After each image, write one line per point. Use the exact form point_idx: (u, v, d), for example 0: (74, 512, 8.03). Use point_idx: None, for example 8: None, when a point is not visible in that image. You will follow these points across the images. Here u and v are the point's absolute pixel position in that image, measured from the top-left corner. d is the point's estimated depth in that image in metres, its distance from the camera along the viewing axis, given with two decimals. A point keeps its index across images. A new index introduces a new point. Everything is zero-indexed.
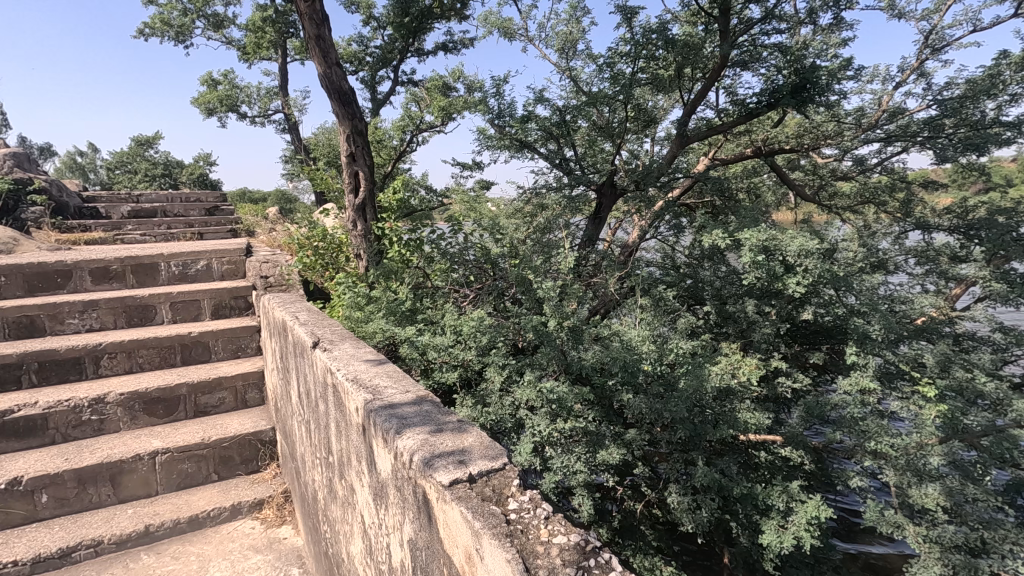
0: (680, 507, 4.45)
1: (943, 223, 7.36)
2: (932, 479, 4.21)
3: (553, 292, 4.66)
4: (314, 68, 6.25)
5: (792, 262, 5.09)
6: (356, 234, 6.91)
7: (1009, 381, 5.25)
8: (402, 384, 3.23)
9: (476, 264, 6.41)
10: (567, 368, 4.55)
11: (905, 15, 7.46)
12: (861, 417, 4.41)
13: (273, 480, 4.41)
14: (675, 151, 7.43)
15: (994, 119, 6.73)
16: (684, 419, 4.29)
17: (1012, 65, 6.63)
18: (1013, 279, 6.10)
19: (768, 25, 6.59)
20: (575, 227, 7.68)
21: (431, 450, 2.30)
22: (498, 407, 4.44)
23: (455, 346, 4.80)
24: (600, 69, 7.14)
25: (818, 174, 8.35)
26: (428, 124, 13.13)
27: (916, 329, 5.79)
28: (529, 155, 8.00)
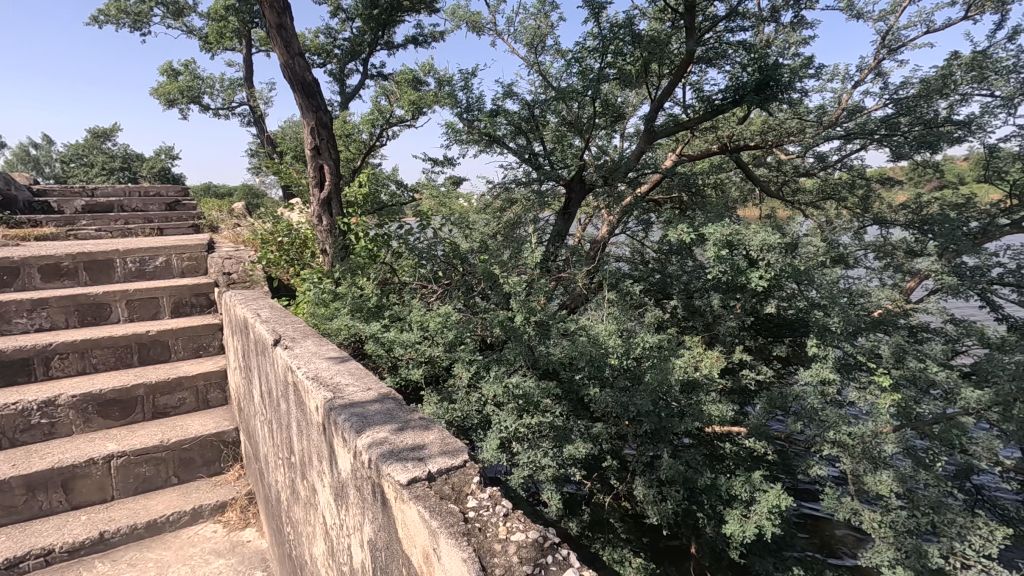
0: (646, 500, 4.50)
1: (899, 218, 7.59)
2: (887, 466, 4.35)
3: (520, 287, 4.64)
4: (276, 58, 6.08)
5: (755, 256, 5.19)
6: (321, 229, 6.75)
7: (960, 371, 5.45)
8: (365, 382, 3.16)
9: (445, 259, 6.35)
10: (535, 364, 4.55)
11: (863, 15, 7.66)
12: (820, 407, 4.52)
13: (236, 482, 4.29)
14: (642, 147, 7.48)
15: (946, 118, 6.97)
16: (650, 412, 4.33)
17: (962, 66, 6.88)
18: (964, 272, 6.33)
19: (732, 23, 6.68)
20: (545, 223, 7.68)
21: (390, 448, 2.25)
22: (464, 403, 4.42)
23: (422, 343, 4.73)
24: (569, 64, 7.14)
25: (782, 171, 8.53)
26: (398, 119, 12.96)
27: (874, 322, 5.96)
28: (498, 150, 7.95)
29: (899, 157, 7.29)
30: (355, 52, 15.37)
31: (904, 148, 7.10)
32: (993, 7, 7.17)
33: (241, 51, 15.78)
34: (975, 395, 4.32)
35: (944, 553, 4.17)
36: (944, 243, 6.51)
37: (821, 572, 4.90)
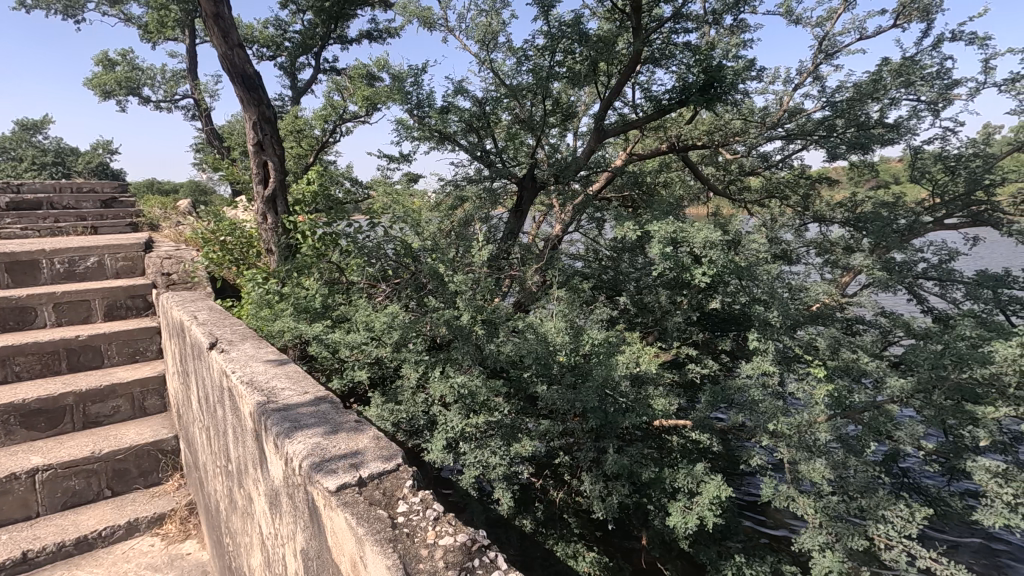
0: (592, 494, 4.55)
1: (837, 216, 7.93)
2: (820, 454, 4.52)
3: (466, 286, 4.59)
4: (214, 49, 5.83)
5: (698, 253, 5.28)
6: (266, 228, 6.52)
7: (890, 361, 5.74)
8: (302, 385, 3.06)
9: (395, 257, 6.25)
10: (483, 363, 4.53)
11: (802, 21, 7.96)
12: (760, 399, 4.68)
13: (176, 492, 4.10)
14: (593, 146, 7.52)
15: (878, 121, 7.30)
16: (596, 408, 4.37)
17: (891, 72, 7.22)
18: (894, 268, 6.67)
19: (678, 24, 6.80)
20: (498, 220, 7.65)
21: (322, 454, 2.17)
22: (410, 404, 4.37)
23: (369, 343, 4.64)
24: (520, 62, 7.13)
25: (729, 170, 8.77)
26: (352, 115, 12.64)
27: (812, 315, 6.21)
28: (451, 147, 7.86)
29: (835, 157, 7.62)
30: (307, 46, 14.90)
31: (840, 148, 7.42)
32: (920, 17, 7.58)
33: (183, 42, 15.06)
34: (900, 383, 4.55)
35: (870, 535, 4.37)
36: (876, 239, 6.84)
37: (762, 558, 5.07)
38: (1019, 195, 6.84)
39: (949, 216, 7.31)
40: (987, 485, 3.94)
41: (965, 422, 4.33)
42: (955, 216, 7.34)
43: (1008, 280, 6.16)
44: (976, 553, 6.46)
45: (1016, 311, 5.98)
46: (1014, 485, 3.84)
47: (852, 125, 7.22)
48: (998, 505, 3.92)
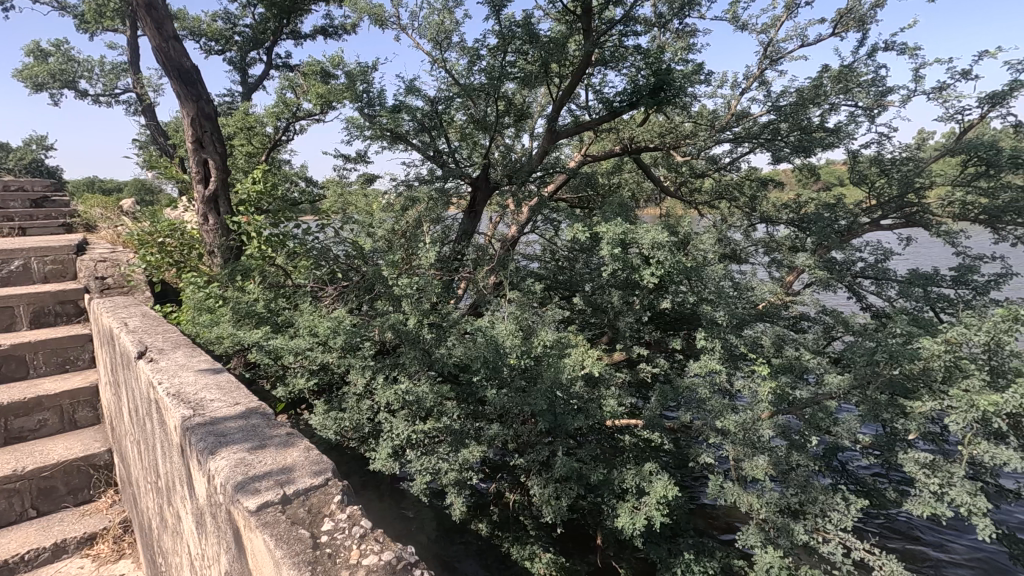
0: (542, 498, 4.53)
1: (783, 217, 8.18)
2: (764, 450, 4.62)
3: (412, 290, 4.47)
4: (146, 41, 5.56)
5: (647, 254, 5.33)
6: (208, 229, 6.23)
7: (831, 357, 5.93)
8: (234, 396, 2.92)
9: (346, 259, 6.08)
10: (432, 367, 4.44)
11: (747, 27, 8.18)
12: (706, 397, 4.75)
13: (109, 510, 3.84)
14: (546, 147, 7.50)
15: (819, 125, 7.55)
16: (545, 411, 4.35)
17: (831, 79, 7.49)
18: (833, 267, 6.93)
19: (628, 27, 6.87)
20: (452, 220, 7.54)
21: (246, 471, 2.05)
22: (355, 412, 4.25)
23: (313, 349, 4.48)
24: (473, 61, 7.05)
25: (681, 172, 8.94)
26: (306, 113, 12.26)
27: (759, 313, 6.36)
28: (403, 147, 7.71)
29: (779, 159, 7.85)
30: (258, 41, 14.37)
31: (784, 151, 7.64)
32: (856, 27, 7.90)
33: (124, 33, 14.28)
34: (837, 379, 4.69)
35: (808, 528, 4.50)
36: (817, 240, 7.04)
37: (711, 554, 5.16)
38: (946, 197, 7.18)
39: (884, 217, 7.62)
40: (916, 476, 4.09)
41: (896, 415, 4.50)
42: (889, 217, 7.66)
43: (936, 278, 6.46)
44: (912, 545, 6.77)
45: (944, 308, 6.28)
46: (939, 476, 4.00)
47: (795, 129, 7.44)
48: (924, 494, 4.08)
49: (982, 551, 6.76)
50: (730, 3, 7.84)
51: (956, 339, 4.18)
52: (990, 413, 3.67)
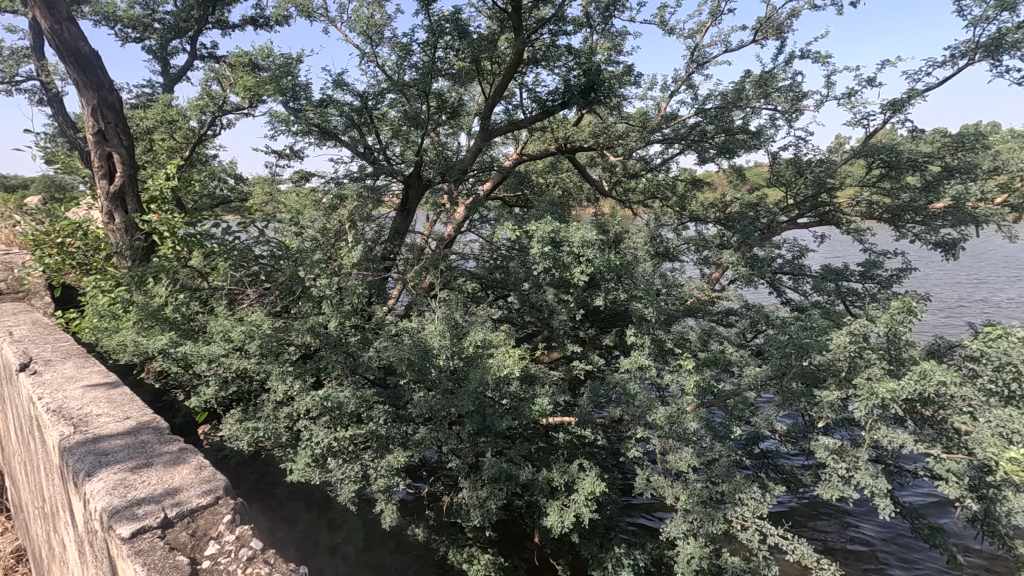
0: (471, 501, 4.47)
1: (711, 215, 8.46)
2: (689, 442, 4.72)
3: (331, 291, 4.28)
4: (34, 21, 5.04)
5: (577, 252, 5.34)
6: (113, 228, 5.75)
7: (753, 350, 6.18)
8: (125, 410, 2.71)
9: (269, 260, 5.79)
10: (355, 372, 4.29)
11: (675, 32, 8.41)
12: (635, 393, 4.83)
13: (3, 538, 3.62)
14: (480, 145, 7.41)
15: (742, 128, 7.83)
16: (472, 413, 4.28)
17: (752, 84, 7.80)
18: (755, 262, 7.22)
19: (559, 27, 6.88)
20: (385, 219, 7.32)
21: (125, 494, 1.98)
22: (272, 420, 4.05)
23: (228, 355, 4.22)
24: (403, 56, 6.85)
25: (616, 172, 9.10)
26: (234, 106, 11.59)
27: (687, 309, 6.55)
28: (332, 143, 7.40)
29: (706, 160, 8.11)
30: (179, 30, 13.45)
31: (710, 152, 7.87)
32: (775, 35, 8.28)
33: (25, 15, 13.01)
34: (756, 371, 4.87)
35: (729, 516, 4.63)
36: (742, 238, 7.23)
37: (641, 546, 5.25)
38: (855, 197, 7.64)
39: (801, 215, 8.01)
40: (826, 462, 4.30)
41: (810, 405, 4.71)
42: (805, 216, 8.08)
43: (846, 273, 6.84)
44: (817, 525, 7.21)
45: (853, 301, 6.69)
46: (847, 460, 4.23)
47: (720, 132, 7.66)
48: (833, 479, 4.30)
49: (890, 528, 7.24)
50: (659, 7, 8.02)
51: (860, 331, 4.39)
52: (888, 399, 3.91)
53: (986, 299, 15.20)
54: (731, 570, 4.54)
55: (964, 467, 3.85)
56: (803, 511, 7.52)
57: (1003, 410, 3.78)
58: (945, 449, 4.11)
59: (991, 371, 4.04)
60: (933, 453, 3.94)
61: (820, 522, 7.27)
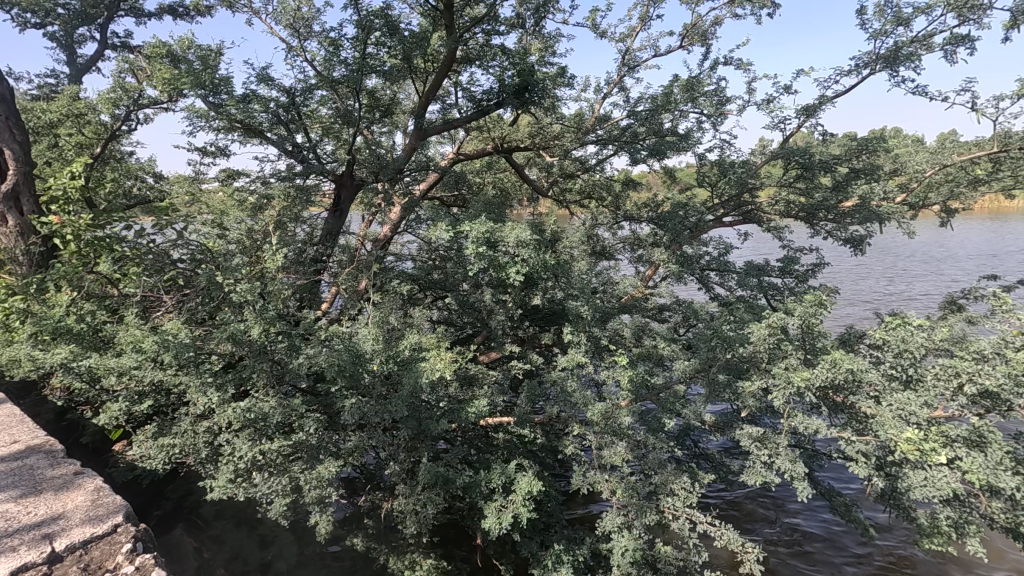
0: (407, 509, 4.39)
1: (643, 214, 8.72)
2: (624, 437, 4.83)
3: (254, 296, 4.06)
4: None
5: (513, 252, 5.34)
6: (5, 230, 5.19)
7: (684, 344, 6.41)
8: (14, 435, 3.43)
9: (188, 265, 5.44)
10: (281, 380, 4.11)
11: (606, 35, 8.59)
12: (571, 390, 4.89)
13: None
14: (414, 145, 7.26)
15: (672, 130, 8.09)
16: (407, 418, 4.19)
17: (680, 87, 8.06)
18: (685, 260, 7.48)
19: (492, 27, 6.86)
20: (316, 219, 7.05)
21: (12, 527, 2.57)
22: (190, 435, 3.82)
23: (140, 367, 3.94)
24: (332, 51, 6.62)
25: (552, 172, 9.21)
26: (150, 101, 10.83)
27: (623, 306, 6.72)
28: (257, 140, 7.03)
29: (637, 161, 8.33)
30: (87, 16, 12.45)
31: (641, 153, 8.08)
32: (700, 41, 8.62)
33: None
34: (685, 365, 5.04)
35: (662, 507, 4.77)
36: (672, 236, 7.48)
37: (581, 541, 5.32)
38: (774, 197, 8.08)
39: (726, 215, 8.39)
40: (749, 449, 4.52)
41: (735, 395, 4.92)
42: (730, 215, 8.46)
43: (767, 268, 7.23)
44: (740, 509, 7.58)
45: (774, 295, 7.08)
46: (768, 447, 4.46)
47: (651, 133, 7.89)
48: (757, 465, 4.52)
49: (811, 508, 7.71)
50: (590, 11, 8.16)
51: (777, 324, 4.64)
52: (804, 387, 4.18)
53: (893, 291, 16.51)
54: (665, 559, 4.68)
55: (872, 447, 4.14)
56: (727, 496, 7.90)
57: (902, 394, 4.07)
58: (855, 432, 4.41)
59: (892, 357, 4.32)
60: (845, 436, 4.21)
61: (742, 505, 7.65)
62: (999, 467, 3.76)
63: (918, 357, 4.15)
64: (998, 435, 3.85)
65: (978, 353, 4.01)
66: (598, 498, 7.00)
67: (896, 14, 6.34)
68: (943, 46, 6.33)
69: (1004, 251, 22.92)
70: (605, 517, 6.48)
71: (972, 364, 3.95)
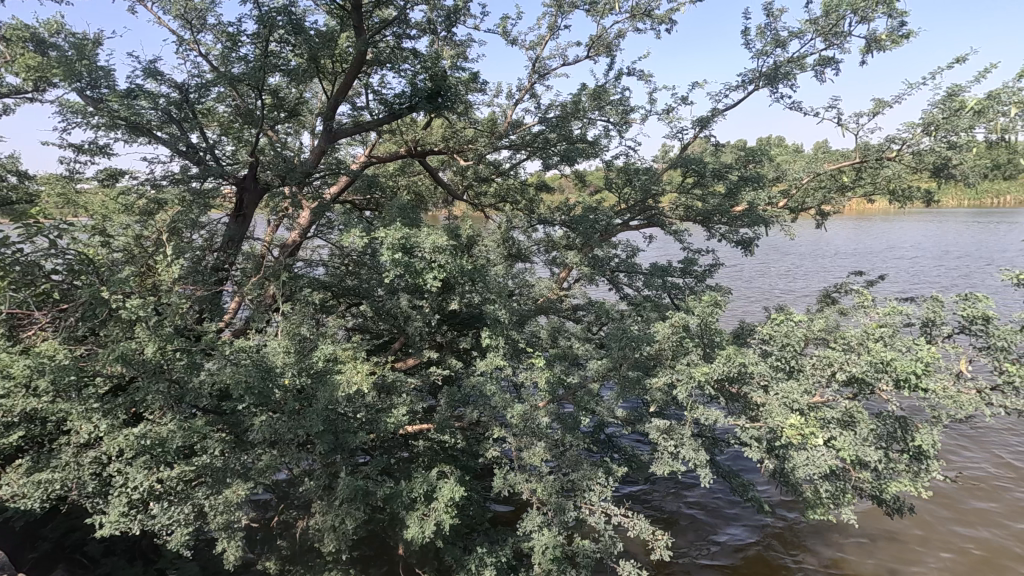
0: (323, 526, 4.26)
1: (556, 217, 8.97)
2: (542, 437, 4.96)
3: (147, 311, 3.76)
4: None
5: (429, 259, 5.30)
6: None
7: (596, 343, 6.69)
8: None
9: (65, 278, 4.90)
10: (180, 401, 3.85)
11: (517, 42, 8.75)
12: (490, 394, 4.97)
13: None
14: (324, 148, 6.98)
15: (582, 136, 8.40)
16: (322, 432, 4.06)
17: (588, 96, 8.39)
18: (596, 262, 7.80)
19: (403, 29, 6.77)
20: (215, 225, 6.60)
21: None
22: (73, 468, 3.48)
23: (10, 395, 3.52)
24: (230, 47, 6.22)
25: (466, 176, 9.25)
26: (11, 90, 9.57)
27: (538, 308, 6.90)
28: (145, 140, 6.46)
29: (549, 166, 8.56)
30: None
31: (553, 159, 8.33)
32: (605, 52, 9.03)
33: None
34: (598, 364, 5.28)
35: (579, 503, 4.95)
36: (584, 239, 7.77)
37: (503, 541, 5.41)
38: (675, 202, 8.62)
39: (632, 218, 8.84)
40: (657, 441, 4.82)
41: (643, 391, 5.22)
42: (636, 218, 8.91)
43: (670, 269, 7.72)
44: (652, 498, 8.02)
45: (676, 294, 7.57)
46: (674, 438, 4.78)
47: (561, 140, 8.13)
48: (665, 455, 4.82)
49: (713, 490, 8.31)
50: (501, 18, 8.28)
51: (679, 322, 5.01)
52: (703, 380, 4.53)
53: (779, 287, 18.24)
54: (583, 552, 4.85)
55: (762, 432, 4.56)
56: (640, 486, 8.32)
57: (787, 384, 4.51)
58: (748, 419, 4.83)
59: (778, 350, 4.83)
60: (740, 423, 4.61)
61: (654, 496, 8.08)
62: (865, 442, 4.27)
63: (798, 349, 4.69)
64: (864, 414, 4.38)
65: (846, 343, 4.54)
66: (519, 498, 7.12)
67: (774, 37, 7.01)
68: (813, 67, 7.10)
69: (867, 250, 25.92)
70: (525, 517, 6.62)
71: (842, 354, 4.48)
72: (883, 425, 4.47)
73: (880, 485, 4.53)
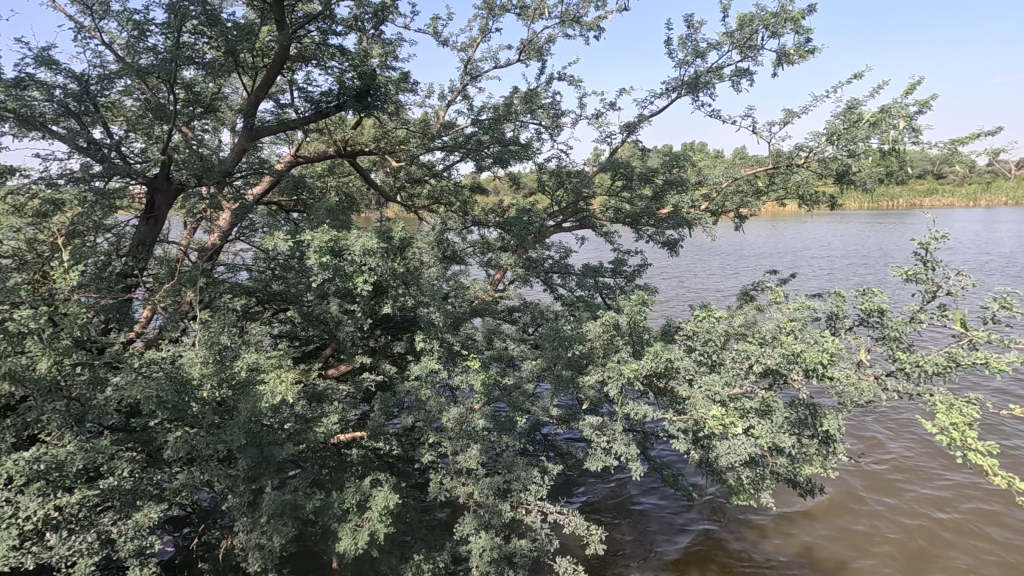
0: (247, 544, 4.03)
1: (490, 219, 8.99)
2: (478, 440, 4.93)
3: (41, 322, 3.41)
4: None
5: (359, 262, 5.15)
6: None
7: (530, 344, 6.75)
8: None
9: None
10: (81, 419, 3.52)
11: (448, 43, 8.68)
12: (425, 398, 4.88)
13: None
14: (245, 146, 6.62)
15: (514, 139, 8.47)
16: (245, 446, 3.84)
17: (520, 99, 8.46)
18: (530, 264, 7.87)
19: (328, 25, 6.54)
20: (123, 227, 6.11)
21: None
22: None
23: None
24: (138, 36, 5.78)
25: (398, 177, 9.09)
26: None
27: (472, 310, 6.87)
28: (39, 134, 5.88)
29: (483, 167, 8.56)
30: None
31: (486, 161, 8.33)
32: (536, 57, 9.14)
33: None
34: (532, 364, 5.32)
35: (516, 503, 4.96)
36: (517, 240, 7.83)
37: (440, 547, 5.33)
38: (605, 204, 8.85)
39: (565, 221, 9.00)
40: (591, 438, 4.92)
41: (577, 389, 5.31)
42: (568, 220, 9.08)
43: (601, 270, 7.91)
44: (588, 494, 8.18)
45: (607, 294, 7.77)
46: (607, 434, 4.89)
47: (494, 142, 8.14)
48: (598, 452, 4.92)
49: (646, 483, 8.60)
50: (431, 18, 8.20)
51: (610, 322, 5.14)
52: (633, 377, 4.66)
53: (705, 286, 19.08)
54: (520, 551, 4.86)
55: (688, 424, 4.76)
56: (576, 483, 8.48)
57: (711, 377, 4.73)
58: (676, 412, 5.02)
59: (702, 345, 5.06)
60: (668, 417, 4.79)
61: (589, 491, 8.26)
62: (780, 429, 4.56)
63: (721, 344, 4.93)
64: (779, 403, 4.67)
65: (763, 338, 4.82)
66: (456, 503, 7.06)
67: (694, 48, 7.37)
68: (731, 77, 7.51)
69: (782, 250, 27.76)
70: (463, 521, 6.56)
71: (759, 348, 4.76)
72: (796, 412, 4.83)
73: (794, 469, 4.84)
